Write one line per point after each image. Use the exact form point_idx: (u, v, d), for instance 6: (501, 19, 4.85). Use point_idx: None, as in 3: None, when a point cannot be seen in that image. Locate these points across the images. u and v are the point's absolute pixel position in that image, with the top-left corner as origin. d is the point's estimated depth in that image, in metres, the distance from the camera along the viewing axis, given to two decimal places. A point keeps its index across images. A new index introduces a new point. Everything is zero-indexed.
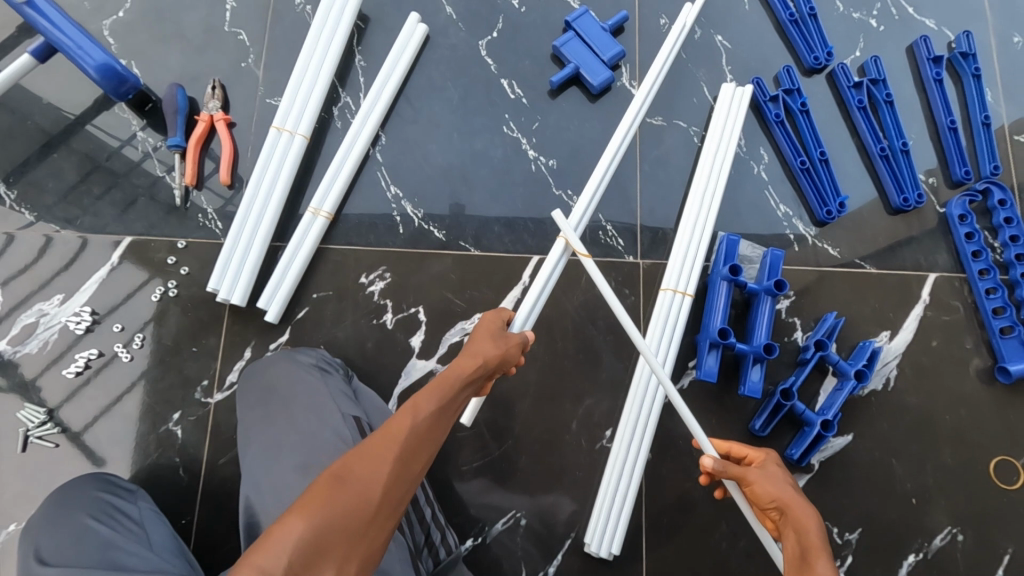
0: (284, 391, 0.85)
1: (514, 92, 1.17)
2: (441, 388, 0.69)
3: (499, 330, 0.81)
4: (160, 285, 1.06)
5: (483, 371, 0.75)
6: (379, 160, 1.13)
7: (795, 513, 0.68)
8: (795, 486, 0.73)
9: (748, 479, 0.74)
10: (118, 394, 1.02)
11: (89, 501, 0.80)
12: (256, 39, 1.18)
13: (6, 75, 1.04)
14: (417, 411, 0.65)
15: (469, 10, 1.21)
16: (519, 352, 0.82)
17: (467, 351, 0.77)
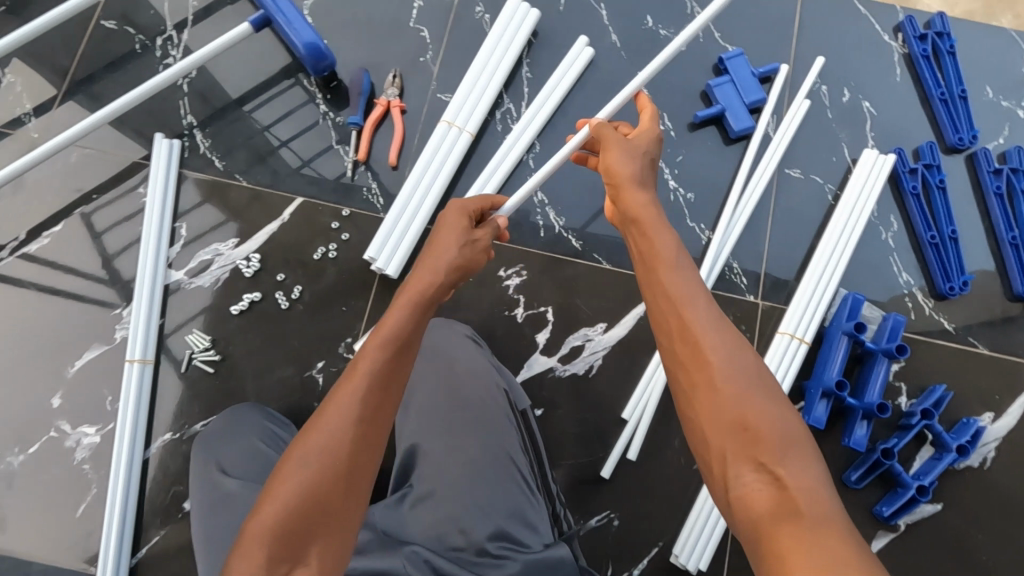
0: (445, 356, 0.95)
1: (663, 124, 1.24)
2: (396, 318, 0.69)
3: (462, 229, 0.79)
4: (323, 245, 1.17)
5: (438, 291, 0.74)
6: (531, 166, 1.22)
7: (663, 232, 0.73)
8: (646, 170, 0.80)
9: (609, 149, 0.81)
10: (271, 334, 1.12)
11: (257, 427, 0.92)
12: (436, 37, 1.28)
13: (224, 36, 1.15)
14: (360, 367, 0.65)
15: (634, 41, 1.28)
16: (481, 251, 0.81)
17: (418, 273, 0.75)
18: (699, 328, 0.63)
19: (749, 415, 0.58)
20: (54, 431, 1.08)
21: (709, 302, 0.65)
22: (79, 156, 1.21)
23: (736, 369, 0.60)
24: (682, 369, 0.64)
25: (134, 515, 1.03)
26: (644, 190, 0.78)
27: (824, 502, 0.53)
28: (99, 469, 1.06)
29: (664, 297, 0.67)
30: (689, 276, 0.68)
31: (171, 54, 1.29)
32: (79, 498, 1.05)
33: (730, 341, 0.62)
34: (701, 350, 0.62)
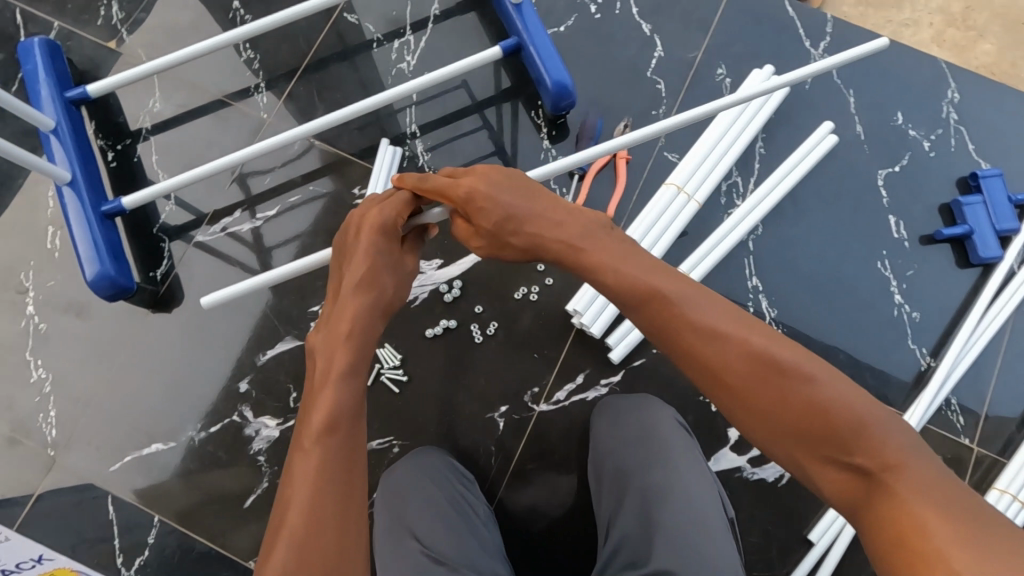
0: (657, 442, 0.91)
1: (898, 232, 1.16)
2: (331, 387, 0.65)
3: (358, 256, 0.74)
4: (525, 285, 1.13)
5: (367, 342, 0.70)
6: (750, 248, 1.15)
7: (509, 205, 0.75)
8: (499, 189, 0.76)
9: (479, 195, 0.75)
10: (459, 367, 1.10)
11: (440, 477, 1.00)
12: (672, 92, 1.23)
13: (472, 56, 1.11)
14: (305, 458, 0.60)
15: (881, 136, 1.20)
16: (389, 270, 0.76)
17: (327, 331, 0.70)
18: (721, 364, 0.63)
19: (774, 397, 0.60)
20: (237, 416, 1.09)
21: (689, 293, 0.67)
22: (302, 144, 1.20)
23: (761, 351, 0.62)
24: (706, 380, 0.64)
25: None
26: (516, 182, 0.76)
27: (895, 447, 0.56)
28: (274, 464, 1.07)
29: (640, 300, 0.68)
30: (617, 261, 0.71)
31: (405, 58, 1.28)
32: (251, 488, 1.07)
33: (732, 327, 0.64)
34: (700, 344, 0.64)
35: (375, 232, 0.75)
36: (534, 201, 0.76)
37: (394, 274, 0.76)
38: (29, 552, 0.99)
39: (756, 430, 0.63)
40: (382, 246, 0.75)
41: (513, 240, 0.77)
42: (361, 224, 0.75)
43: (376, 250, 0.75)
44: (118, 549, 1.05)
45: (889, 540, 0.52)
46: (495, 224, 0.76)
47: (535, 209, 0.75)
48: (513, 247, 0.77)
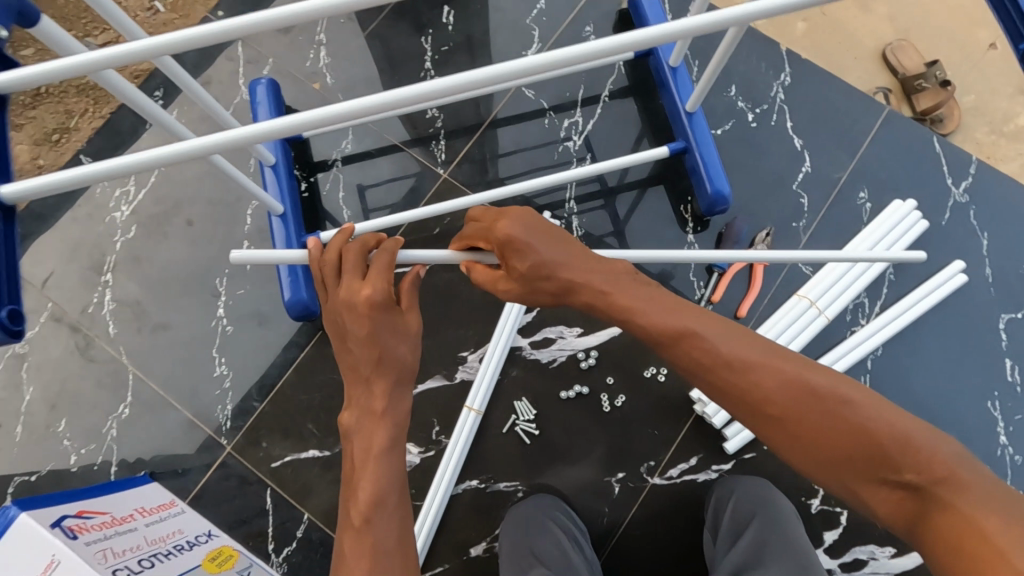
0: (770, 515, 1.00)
1: (1012, 375, 1.23)
2: (365, 470, 0.75)
3: (356, 333, 0.82)
4: (655, 365, 1.24)
5: (400, 417, 0.80)
6: (868, 367, 1.24)
7: (552, 258, 0.79)
8: (536, 232, 0.79)
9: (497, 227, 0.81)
10: (586, 429, 1.22)
11: (558, 516, 1.11)
12: (815, 208, 1.32)
13: (642, 152, 1.22)
14: (360, 528, 0.70)
15: (1008, 282, 1.27)
16: (387, 334, 0.82)
17: (364, 414, 0.80)
18: (762, 396, 0.66)
19: (817, 421, 0.64)
20: None
21: (714, 329, 0.70)
22: None
23: (790, 372, 0.66)
24: (742, 411, 0.68)
25: (430, 540, 1.17)
26: (529, 219, 0.80)
27: (943, 462, 0.59)
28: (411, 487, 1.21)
29: (674, 341, 0.70)
30: (649, 304, 0.74)
31: (570, 138, 1.40)
32: None
33: (760, 359, 0.67)
34: (737, 374, 0.67)
35: (369, 306, 0.82)
36: (568, 248, 0.80)
37: (409, 339, 0.84)
38: (203, 527, 1.15)
39: (794, 451, 0.66)
40: (391, 316, 0.83)
41: (550, 282, 0.79)
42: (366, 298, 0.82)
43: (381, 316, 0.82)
44: (268, 535, 1.21)
45: (948, 554, 0.56)
46: (531, 267, 0.78)
47: (567, 257, 0.79)
48: (545, 290, 0.81)
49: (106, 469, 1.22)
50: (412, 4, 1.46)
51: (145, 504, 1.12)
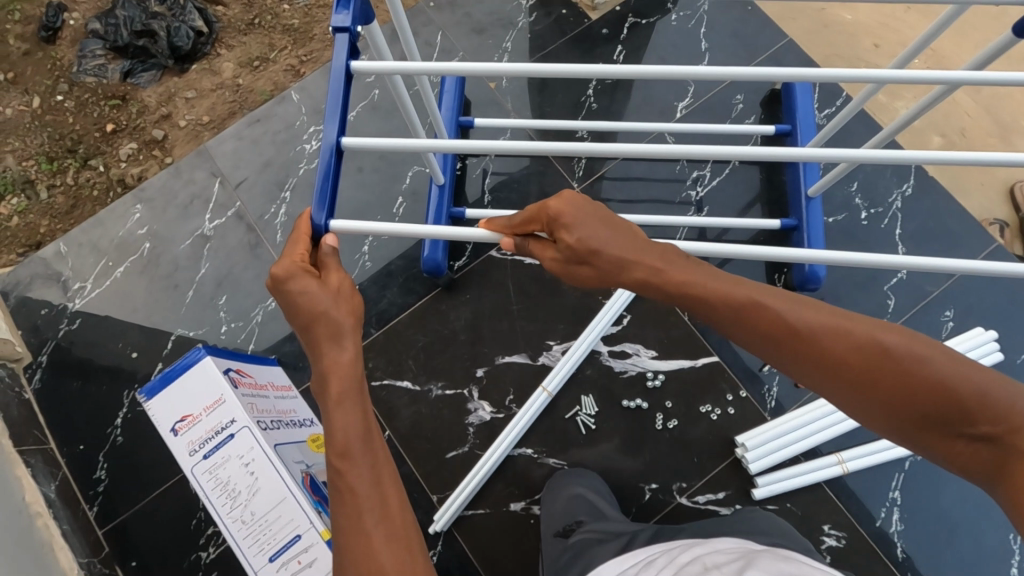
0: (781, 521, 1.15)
1: None
2: (345, 420, 0.73)
3: (285, 286, 0.79)
4: (711, 404, 1.40)
5: (349, 379, 0.76)
6: (905, 466, 1.35)
7: (597, 237, 0.77)
8: (588, 215, 0.78)
9: (549, 201, 0.80)
10: (635, 438, 1.39)
11: (596, 476, 1.32)
12: (898, 311, 1.43)
13: (756, 218, 1.36)
14: (342, 479, 0.71)
15: None
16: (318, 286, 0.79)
17: (323, 379, 0.76)
18: (835, 358, 0.67)
19: (894, 382, 0.64)
20: (466, 391, 1.45)
21: (778, 297, 0.71)
22: None
23: (864, 331, 0.66)
24: (813, 373, 0.69)
25: (479, 486, 1.37)
26: (566, 195, 0.79)
27: (1013, 412, 0.60)
28: (476, 436, 1.42)
29: (739, 311, 0.71)
30: (709, 279, 0.74)
31: (694, 189, 1.56)
32: (454, 445, 1.42)
33: (825, 326, 0.68)
34: (808, 340, 0.68)
35: (306, 266, 0.82)
36: (617, 232, 0.79)
37: (334, 295, 0.80)
38: (308, 415, 1.39)
39: (866, 409, 0.67)
40: (301, 278, 0.79)
41: (596, 260, 0.79)
42: (288, 264, 0.81)
43: (293, 280, 0.79)
44: None
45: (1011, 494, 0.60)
46: (577, 243, 0.78)
47: (619, 237, 0.78)
48: (594, 267, 0.79)
49: (246, 346, 1.50)
50: (590, 37, 1.67)
51: (274, 381, 1.37)
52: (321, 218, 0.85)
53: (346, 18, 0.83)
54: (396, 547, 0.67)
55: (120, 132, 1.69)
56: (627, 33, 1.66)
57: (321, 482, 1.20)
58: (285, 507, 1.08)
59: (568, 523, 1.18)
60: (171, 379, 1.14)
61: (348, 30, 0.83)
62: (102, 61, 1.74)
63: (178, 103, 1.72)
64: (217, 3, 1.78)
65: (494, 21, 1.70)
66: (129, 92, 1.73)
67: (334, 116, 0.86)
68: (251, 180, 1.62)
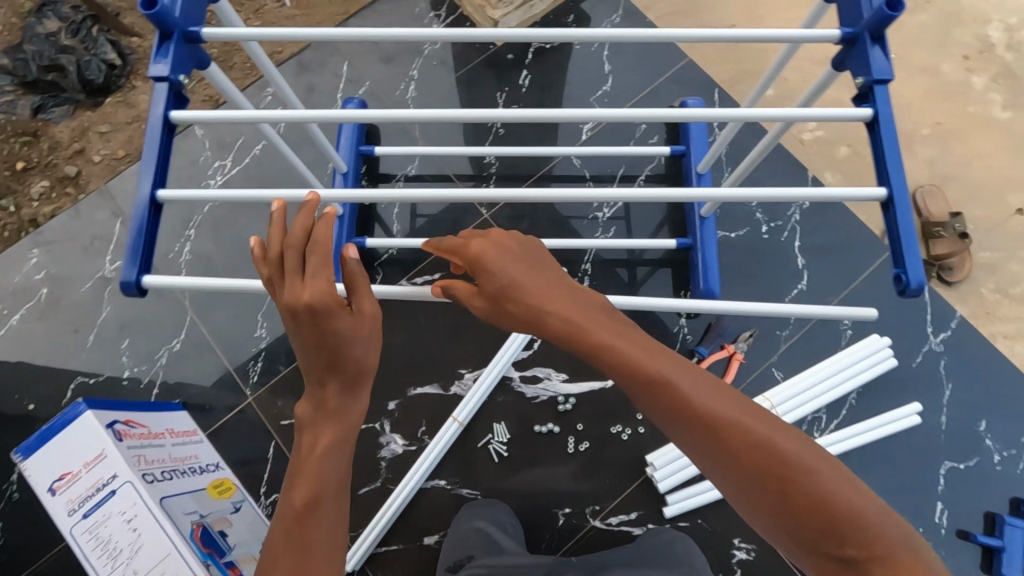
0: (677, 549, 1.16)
1: (940, 519, 1.35)
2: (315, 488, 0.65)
3: (323, 306, 0.69)
4: (622, 424, 1.41)
5: (340, 436, 0.70)
6: None
7: (518, 285, 0.72)
8: (530, 268, 0.74)
9: (492, 244, 0.76)
10: (548, 463, 1.39)
11: (504, 507, 1.32)
12: (800, 323, 1.46)
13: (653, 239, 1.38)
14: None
15: (959, 433, 1.39)
16: (348, 325, 0.71)
17: (290, 463, 0.69)
18: (735, 450, 0.62)
19: (783, 490, 0.59)
20: (378, 425, 1.43)
21: (715, 395, 0.64)
22: None
23: (763, 428, 0.62)
24: (706, 461, 0.63)
25: (393, 521, 1.35)
26: (507, 251, 0.75)
27: (890, 547, 0.57)
28: (388, 470, 1.40)
29: (660, 394, 0.65)
30: (629, 342, 0.68)
31: (600, 209, 1.57)
32: (367, 481, 1.39)
33: (734, 412, 0.63)
34: (711, 423, 0.63)
35: (330, 290, 0.70)
36: (551, 285, 0.73)
37: (364, 334, 0.72)
38: (213, 459, 1.35)
39: (753, 514, 0.63)
40: (337, 309, 0.70)
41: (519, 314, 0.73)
42: (298, 292, 0.70)
43: (306, 320, 0.70)
44: (262, 480, 1.40)
45: None
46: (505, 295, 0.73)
47: (547, 286, 0.73)
48: (517, 319, 0.74)
49: (149, 390, 1.45)
50: (497, 63, 1.68)
51: (175, 427, 1.33)
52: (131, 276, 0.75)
53: (164, 67, 0.74)
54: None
55: (29, 170, 1.64)
56: (532, 57, 1.68)
57: (216, 532, 1.17)
58: (170, 563, 1.04)
59: (457, 560, 1.21)
60: (49, 436, 1.10)
61: (167, 79, 0.75)
62: (11, 97, 1.69)
63: (92, 138, 1.66)
64: (133, 34, 1.75)
65: (400, 49, 1.69)
66: (41, 128, 1.67)
67: (156, 168, 0.78)
68: (155, 219, 1.57)
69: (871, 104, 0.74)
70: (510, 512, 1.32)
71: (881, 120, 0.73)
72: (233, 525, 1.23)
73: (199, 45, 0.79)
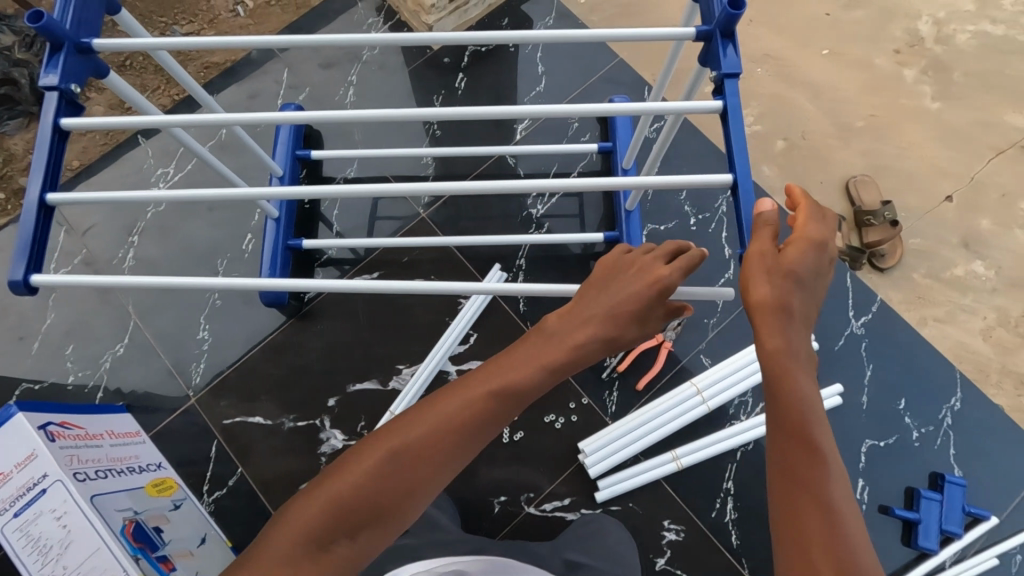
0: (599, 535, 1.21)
1: (861, 494, 1.40)
2: (470, 410, 0.74)
3: (625, 303, 0.77)
4: (556, 413, 1.45)
5: (511, 402, 0.75)
6: (737, 457, 1.42)
7: (790, 293, 0.74)
8: (805, 317, 0.75)
9: (765, 258, 0.75)
10: (484, 453, 1.43)
11: (441, 495, 1.36)
12: (727, 310, 1.51)
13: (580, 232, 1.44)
14: (398, 440, 0.72)
15: (879, 412, 1.44)
16: (613, 327, 0.77)
17: (469, 379, 0.77)
18: (818, 495, 0.68)
19: (823, 540, 0.66)
20: (319, 421, 1.46)
21: (834, 454, 0.71)
22: (445, 250, 1.60)
23: (844, 501, 0.68)
24: (785, 489, 0.70)
25: None
26: (804, 321, 0.74)
27: None
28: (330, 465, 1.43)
29: (799, 431, 0.71)
30: (812, 386, 0.73)
31: (536, 206, 1.62)
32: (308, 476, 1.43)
33: (841, 481, 0.70)
34: (818, 468, 0.70)
35: (669, 287, 0.78)
36: (807, 353, 0.74)
37: (625, 332, 0.78)
38: (156, 458, 1.38)
39: (782, 555, 0.68)
40: (635, 308, 0.77)
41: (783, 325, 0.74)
42: (641, 267, 0.80)
43: (618, 285, 0.79)
44: (205, 478, 1.43)
45: None
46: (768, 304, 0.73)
47: (809, 351, 0.74)
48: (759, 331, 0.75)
49: (94, 394, 1.48)
50: (434, 66, 1.73)
51: (116, 429, 1.36)
52: (17, 275, 0.81)
53: (54, 78, 0.82)
54: (315, 559, 0.67)
55: None
56: (468, 61, 1.73)
57: (151, 528, 1.20)
58: (99, 557, 1.08)
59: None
60: None
61: (58, 88, 0.82)
62: None
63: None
64: None
65: (340, 55, 1.74)
66: None
67: (49, 171, 0.84)
68: (99, 226, 1.61)
69: (723, 98, 0.81)
70: (446, 499, 1.36)
71: (731, 112, 0.79)
72: (171, 522, 1.26)
73: (93, 56, 0.86)
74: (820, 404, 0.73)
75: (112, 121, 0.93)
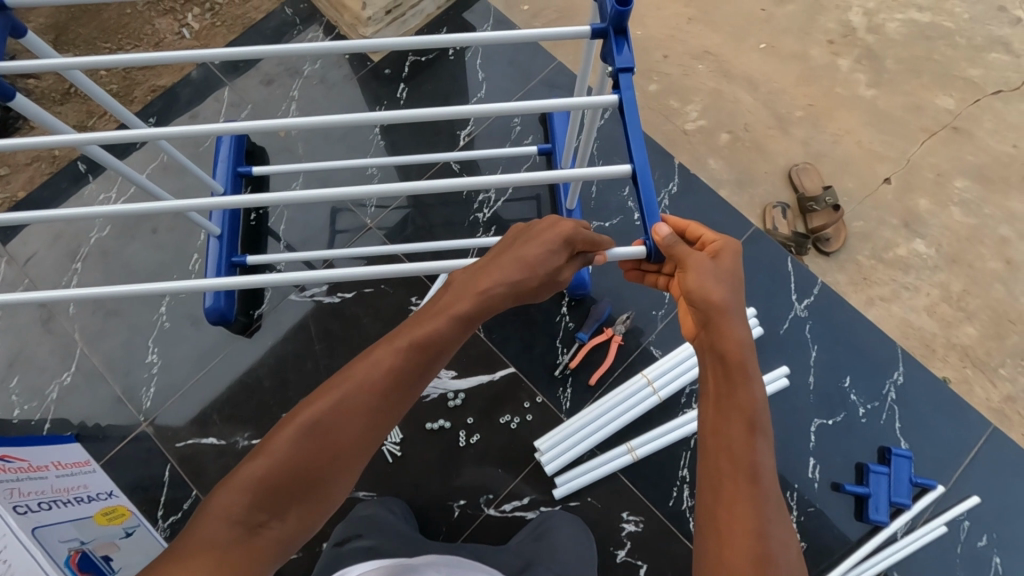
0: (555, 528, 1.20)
1: (813, 473, 1.42)
2: (399, 369, 0.76)
3: (538, 253, 0.81)
4: (511, 414, 1.46)
5: (437, 356, 0.78)
6: (692, 445, 1.44)
7: (715, 285, 0.82)
8: (732, 300, 0.82)
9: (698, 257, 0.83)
10: (442, 458, 1.43)
11: (399, 502, 1.35)
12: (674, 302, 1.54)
13: None
14: (322, 411, 0.72)
15: (826, 391, 1.48)
16: (528, 277, 0.81)
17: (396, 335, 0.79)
18: (745, 468, 0.73)
19: (744, 513, 0.70)
20: None
21: (766, 433, 0.76)
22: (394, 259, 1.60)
23: (770, 476, 0.73)
24: (717, 463, 0.75)
25: None
26: (743, 318, 0.81)
27: None
28: None
29: (733, 405, 0.77)
30: (746, 362, 0.79)
31: (482, 210, 1.64)
32: None
33: (765, 457, 0.75)
34: (747, 442, 0.75)
35: (578, 241, 0.84)
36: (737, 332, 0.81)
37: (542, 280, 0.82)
38: (108, 487, 1.34)
39: (706, 526, 0.73)
40: (548, 256, 0.82)
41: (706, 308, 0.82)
42: (550, 221, 0.84)
43: (529, 238, 0.83)
44: (159, 503, 1.41)
45: None
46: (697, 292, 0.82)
47: (743, 336, 0.81)
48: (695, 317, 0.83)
49: (41, 425, 1.46)
50: (376, 78, 1.74)
51: (63, 459, 1.31)
52: None
53: None
54: (245, 539, 0.66)
55: None
56: (409, 70, 1.74)
57: (99, 557, 1.23)
58: None
59: (346, 535, 1.20)
60: None
61: None
62: None
63: None
64: (28, 76, 1.75)
65: (280, 70, 1.75)
66: None
67: None
68: (41, 255, 1.58)
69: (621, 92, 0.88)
70: (404, 506, 1.36)
71: (626, 105, 0.88)
72: (120, 550, 1.27)
73: None
74: (751, 380, 0.78)
75: (23, 142, 0.92)
